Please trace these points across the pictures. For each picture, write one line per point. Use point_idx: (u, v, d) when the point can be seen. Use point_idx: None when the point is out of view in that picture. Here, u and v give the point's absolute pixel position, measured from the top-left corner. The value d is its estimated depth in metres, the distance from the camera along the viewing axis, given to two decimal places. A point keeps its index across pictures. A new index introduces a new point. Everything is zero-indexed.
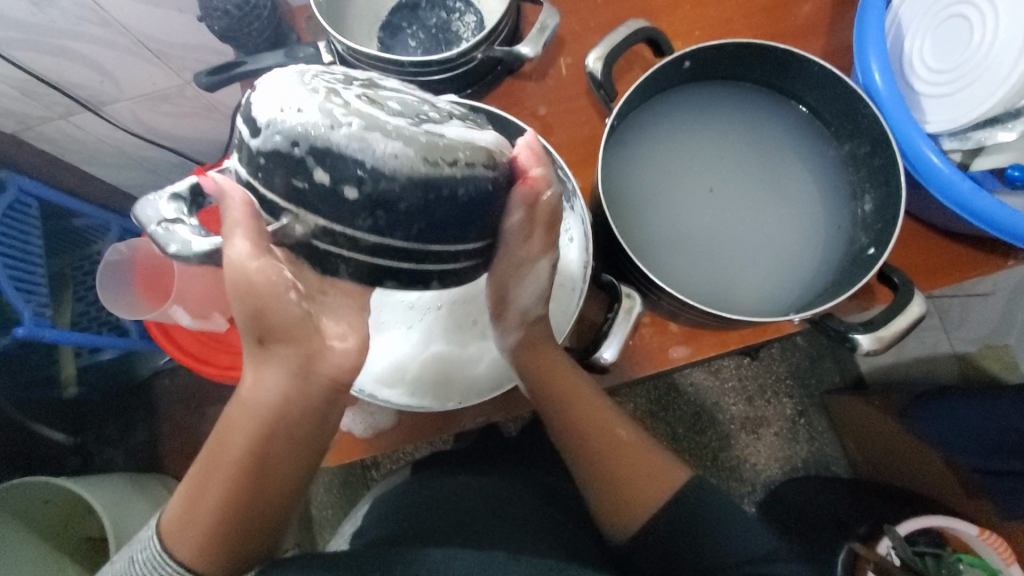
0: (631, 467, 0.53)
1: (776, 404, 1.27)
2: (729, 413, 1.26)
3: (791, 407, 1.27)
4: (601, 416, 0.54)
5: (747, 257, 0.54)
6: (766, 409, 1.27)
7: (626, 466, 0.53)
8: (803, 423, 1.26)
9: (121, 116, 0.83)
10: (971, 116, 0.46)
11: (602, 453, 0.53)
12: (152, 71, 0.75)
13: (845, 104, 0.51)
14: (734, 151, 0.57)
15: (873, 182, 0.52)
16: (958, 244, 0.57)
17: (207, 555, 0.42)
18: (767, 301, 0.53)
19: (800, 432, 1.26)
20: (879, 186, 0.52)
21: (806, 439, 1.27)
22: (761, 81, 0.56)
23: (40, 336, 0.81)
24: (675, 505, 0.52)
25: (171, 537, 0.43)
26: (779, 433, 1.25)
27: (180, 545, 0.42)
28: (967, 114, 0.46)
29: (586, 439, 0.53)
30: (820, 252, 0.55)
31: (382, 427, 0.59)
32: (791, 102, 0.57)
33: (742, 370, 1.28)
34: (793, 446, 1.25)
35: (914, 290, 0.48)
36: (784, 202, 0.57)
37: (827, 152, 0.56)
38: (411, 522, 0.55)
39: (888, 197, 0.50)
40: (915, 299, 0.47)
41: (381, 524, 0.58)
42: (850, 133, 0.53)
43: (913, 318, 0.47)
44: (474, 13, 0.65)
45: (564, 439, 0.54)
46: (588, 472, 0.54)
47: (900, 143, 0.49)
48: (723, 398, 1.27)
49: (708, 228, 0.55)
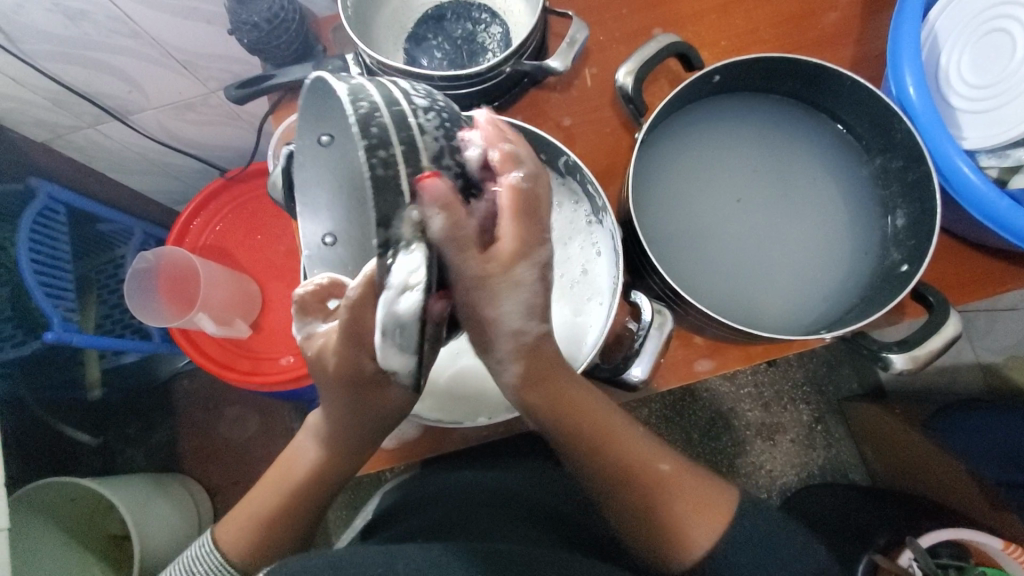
0: (692, 500, 0.50)
1: (793, 411, 1.27)
2: (745, 420, 1.26)
3: (807, 414, 1.26)
4: (647, 452, 0.50)
5: (778, 271, 0.54)
6: (782, 416, 1.27)
7: (682, 506, 0.49)
8: (819, 430, 1.25)
9: (147, 124, 0.84)
10: (1010, 133, 0.45)
11: (640, 477, 0.49)
12: (179, 81, 0.76)
13: (878, 119, 0.51)
14: (765, 165, 0.56)
15: (906, 198, 0.52)
16: (991, 259, 0.56)
17: (249, 550, 0.51)
18: (799, 317, 0.53)
19: (817, 439, 1.26)
20: (912, 202, 0.51)
21: (823, 446, 1.26)
22: (792, 94, 0.56)
23: (69, 340, 0.82)
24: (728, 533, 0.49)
25: (230, 534, 0.51)
26: (795, 440, 1.25)
27: (239, 549, 0.51)
28: (1006, 131, 0.46)
29: (622, 473, 0.49)
30: (851, 267, 0.55)
31: (405, 438, 0.59)
32: (823, 116, 0.56)
33: (758, 375, 1.27)
34: (810, 453, 1.25)
35: (949, 308, 0.47)
36: (816, 216, 0.56)
37: (857, 166, 0.56)
38: (415, 520, 0.55)
39: (922, 213, 0.50)
40: (951, 318, 0.46)
41: (386, 522, 0.58)
42: (882, 147, 0.53)
43: (949, 338, 0.46)
44: (500, 24, 0.65)
45: (594, 469, 0.49)
46: (635, 515, 0.49)
47: (935, 159, 0.49)
48: (739, 405, 1.26)
49: (739, 242, 0.54)
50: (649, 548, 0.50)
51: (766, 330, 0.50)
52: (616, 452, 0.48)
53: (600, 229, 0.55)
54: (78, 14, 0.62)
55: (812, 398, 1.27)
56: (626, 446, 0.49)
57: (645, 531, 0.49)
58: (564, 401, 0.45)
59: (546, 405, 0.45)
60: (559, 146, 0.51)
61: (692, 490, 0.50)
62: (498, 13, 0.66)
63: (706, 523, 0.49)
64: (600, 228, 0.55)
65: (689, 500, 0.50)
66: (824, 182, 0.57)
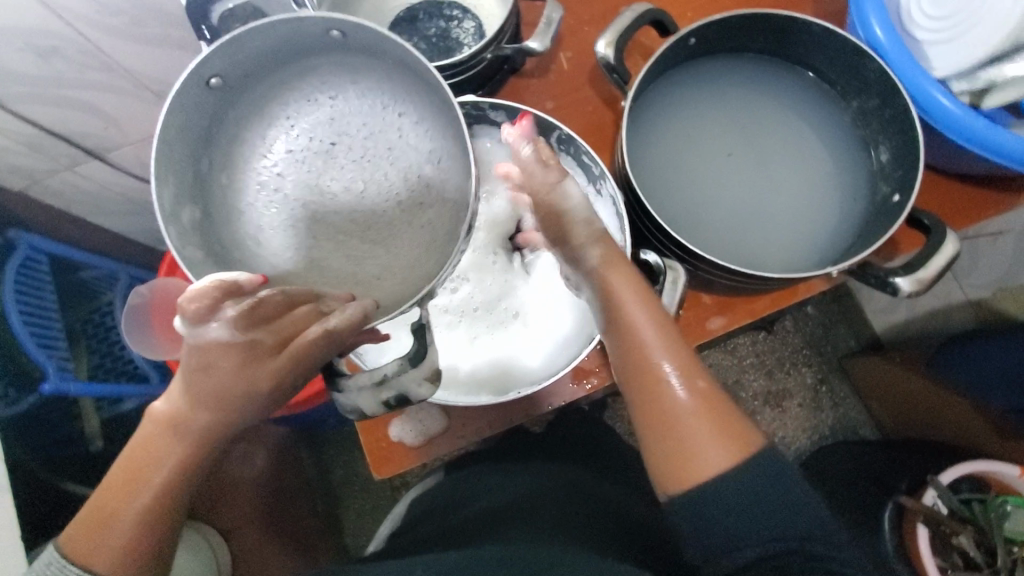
0: (708, 418, 0.42)
1: (796, 375, 1.34)
2: (751, 390, 1.33)
3: (811, 376, 1.34)
4: (678, 357, 0.44)
5: (778, 219, 0.56)
6: (787, 382, 1.34)
7: (704, 417, 0.42)
8: (825, 391, 1.33)
9: (125, 161, 0.83)
10: (978, 55, 0.47)
11: (660, 391, 0.43)
12: (153, 112, 0.76)
13: (851, 62, 0.53)
14: (745, 121, 0.58)
15: (887, 132, 0.54)
16: (970, 186, 0.59)
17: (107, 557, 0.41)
18: (800, 259, 0.55)
19: (823, 400, 1.33)
20: (894, 135, 0.53)
21: (830, 406, 1.33)
22: (763, 49, 0.57)
23: (66, 390, 0.81)
24: (741, 479, 0.41)
25: (87, 544, 0.41)
26: (802, 403, 1.32)
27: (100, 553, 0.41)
28: (974, 54, 0.48)
29: (645, 371, 0.44)
30: (846, 205, 0.56)
31: (431, 433, 0.61)
32: (798, 67, 0.58)
33: (757, 345, 1.35)
34: (818, 414, 1.32)
35: (946, 228, 0.49)
36: (805, 161, 0.58)
37: (834, 112, 0.58)
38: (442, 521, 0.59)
39: (905, 145, 0.52)
40: (949, 237, 0.48)
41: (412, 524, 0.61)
42: (858, 89, 0.55)
43: (950, 256, 0.47)
44: (472, 19, 0.66)
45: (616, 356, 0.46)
46: (656, 415, 0.43)
47: (910, 90, 0.51)
48: (744, 376, 1.34)
49: (736, 194, 0.56)
50: (649, 454, 0.44)
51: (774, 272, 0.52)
52: (660, 330, 0.45)
53: (600, 198, 0.57)
54: (46, 51, 0.62)
55: (813, 361, 1.34)
56: (659, 339, 0.44)
57: (651, 429, 0.44)
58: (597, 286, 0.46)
59: (605, 266, 0.46)
60: (554, 123, 0.55)
61: (723, 410, 0.43)
62: (469, 9, 0.67)
63: (715, 440, 0.42)
64: (600, 198, 0.57)
65: (714, 414, 0.42)
66: (804, 131, 0.59)
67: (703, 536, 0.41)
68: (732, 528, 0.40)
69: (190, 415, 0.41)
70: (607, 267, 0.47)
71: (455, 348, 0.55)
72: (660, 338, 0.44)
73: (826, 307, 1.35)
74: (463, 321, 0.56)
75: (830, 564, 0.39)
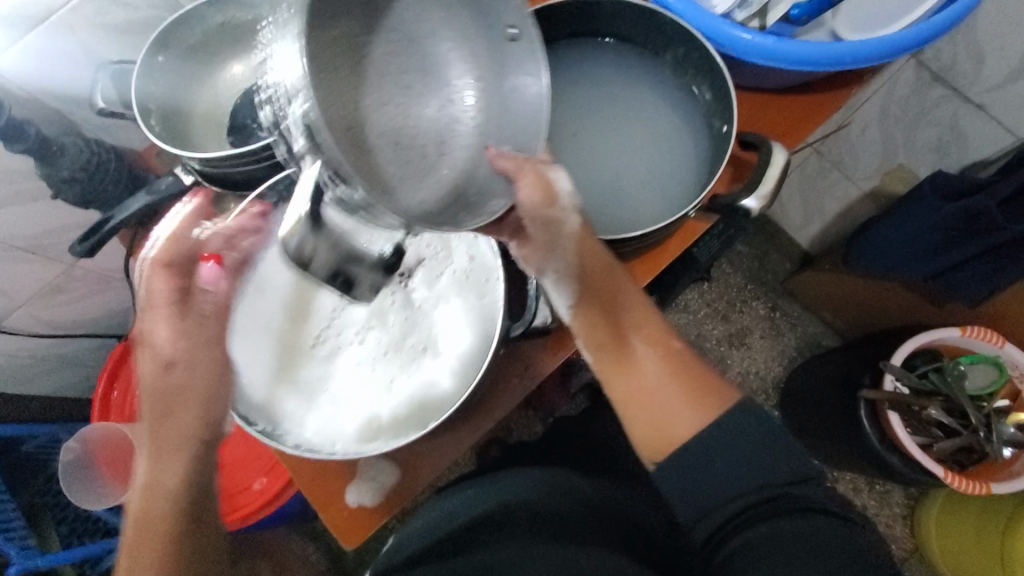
0: (690, 390, 0.45)
1: (749, 310, 1.38)
2: (713, 338, 1.37)
3: (762, 307, 1.38)
4: (659, 327, 0.48)
5: (636, 179, 0.59)
6: (743, 319, 1.38)
7: (680, 383, 0.45)
8: (779, 317, 1.37)
9: (26, 323, 0.82)
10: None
11: (641, 367, 0.46)
12: (33, 267, 0.75)
13: (647, 22, 0.57)
14: (579, 100, 0.61)
15: (701, 75, 0.57)
16: (798, 94, 0.63)
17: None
18: (667, 208, 0.58)
19: (781, 325, 1.37)
20: (707, 76, 0.56)
21: (789, 328, 1.37)
22: (570, 33, 0.61)
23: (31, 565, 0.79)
24: (727, 426, 0.44)
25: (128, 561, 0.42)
26: (763, 334, 1.36)
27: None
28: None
29: (625, 340, 0.47)
30: (693, 147, 0.60)
31: (389, 486, 0.60)
32: (607, 40, 0.62)
33: (706, 294, 1.39)
34: (780, 340, 1.36)
35: (773, 142, 0.53)
36: (641, 119, 0.61)
37: (653, 69, 0.61)
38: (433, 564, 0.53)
39: (719, 81, 0.55)
40: (776, 149, 0.52)
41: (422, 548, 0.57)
42: (665, 43, 0.58)
43: (783, 165, 0.51)
44: None
45: (597, 341, 0.48)
46: (637, 390, 0.46)
47: (708, 34, 0.54)
48: (704, 327, 1.37)
49: (586, 169, 0.59)
50: (634, 434, 0.46)
51: (644, 230, 0.54)
52: (621, 308, 0.48)
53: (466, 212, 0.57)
54: None
55: (759, 293, 1.39)
56: (637, 313, 0.48)
57: (630, 406, 0.46)
58: (585, 271, 0.49)
59: (585, 251, 0.49)
60: None
61: (697, 375, 0.46)
62: None
63: (692, 406, 0.44)
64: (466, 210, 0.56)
65: (686, 378, 0.46)
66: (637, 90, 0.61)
67: (687, 500, 0.44)
68: (716, 484, 0.43)
69: (134, 436, 0.44)
70: (581, 257, 0.49)
71: (374, 399, 0.54)
72: (628, 303, 0.49)
73: (755, 239, 1.40)
74: (376, 370, 0.55)
75: (796, 517, 0.41)
